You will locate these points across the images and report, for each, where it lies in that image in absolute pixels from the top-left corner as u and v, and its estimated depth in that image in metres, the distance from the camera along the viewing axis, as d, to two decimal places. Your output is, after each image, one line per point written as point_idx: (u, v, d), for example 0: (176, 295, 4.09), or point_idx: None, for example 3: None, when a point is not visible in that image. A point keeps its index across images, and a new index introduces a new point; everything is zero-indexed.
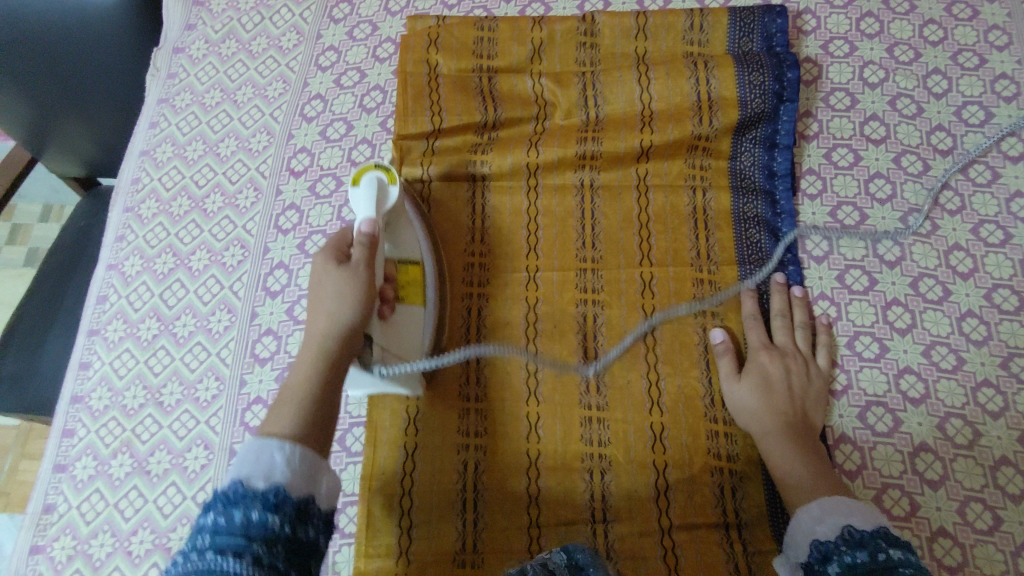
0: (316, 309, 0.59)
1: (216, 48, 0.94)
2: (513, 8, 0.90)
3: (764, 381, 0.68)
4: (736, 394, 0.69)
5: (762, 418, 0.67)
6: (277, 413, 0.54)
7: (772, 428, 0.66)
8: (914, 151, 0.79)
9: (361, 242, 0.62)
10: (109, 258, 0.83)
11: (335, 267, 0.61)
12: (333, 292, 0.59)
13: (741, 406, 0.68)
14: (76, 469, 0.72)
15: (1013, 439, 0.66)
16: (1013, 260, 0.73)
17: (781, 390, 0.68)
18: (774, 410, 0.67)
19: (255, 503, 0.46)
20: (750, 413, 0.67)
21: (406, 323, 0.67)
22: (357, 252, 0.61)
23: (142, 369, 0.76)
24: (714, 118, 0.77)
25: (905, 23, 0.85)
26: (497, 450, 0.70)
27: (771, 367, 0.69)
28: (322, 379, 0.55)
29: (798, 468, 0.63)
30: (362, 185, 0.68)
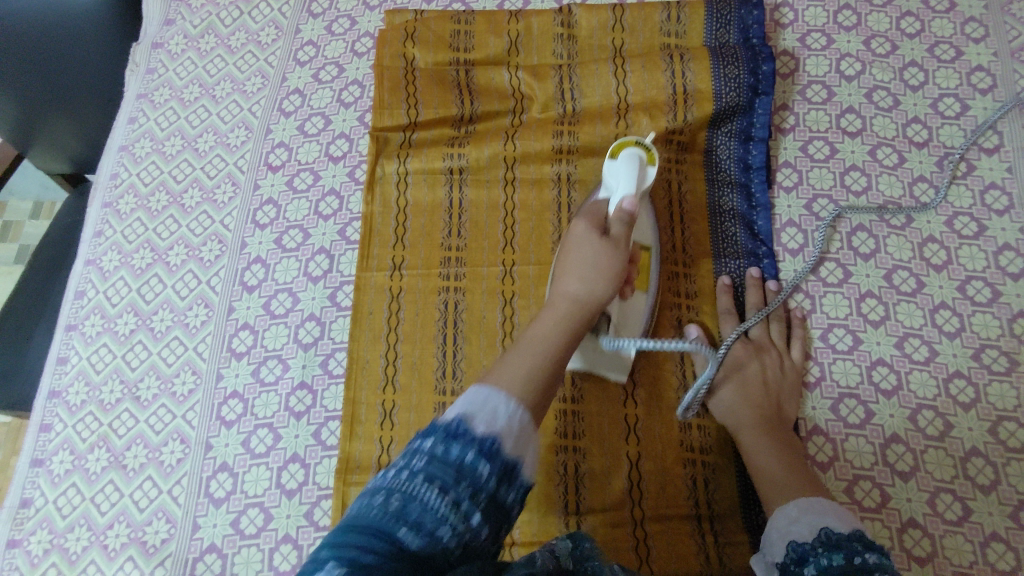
0: (573, 266, 0.60)
1: (195, 43, 0.94)
2: (491, 2, 0.90)
3: (737, 371, 0.69)
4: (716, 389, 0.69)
5: (742, 412, 0.67)
6: (504, 371, 0.49)
7: (746, 421, 0.66)
8: (890, 143, 0.79)
9: (622, 220, 0.62)
10: (87, 254, 0.83)
11: (598, 234, 0.61)
12: (591, 257, 0.59)
13: (725, 405, 0.68)
14: (53, 463, 0.72)
15: (984, 430, 0.67)
16: (986, 252, 0.73)
17: (755, 381, 0.68)
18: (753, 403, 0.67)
19: (471, 445, 0.42)
20: (729, 407, 0.68)
21: (631, 309, 0.68)
22: (619, 228, 0.62)
23: (119, 364, 0.76)
24: (689, 111, 0.77)
25: (882, 15, 0.85)
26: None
27: (745, 355, 0.70)
28: (564, 339, 0.54)
29: (775, 465, 0.62)
30: (623, 158, 0.66)
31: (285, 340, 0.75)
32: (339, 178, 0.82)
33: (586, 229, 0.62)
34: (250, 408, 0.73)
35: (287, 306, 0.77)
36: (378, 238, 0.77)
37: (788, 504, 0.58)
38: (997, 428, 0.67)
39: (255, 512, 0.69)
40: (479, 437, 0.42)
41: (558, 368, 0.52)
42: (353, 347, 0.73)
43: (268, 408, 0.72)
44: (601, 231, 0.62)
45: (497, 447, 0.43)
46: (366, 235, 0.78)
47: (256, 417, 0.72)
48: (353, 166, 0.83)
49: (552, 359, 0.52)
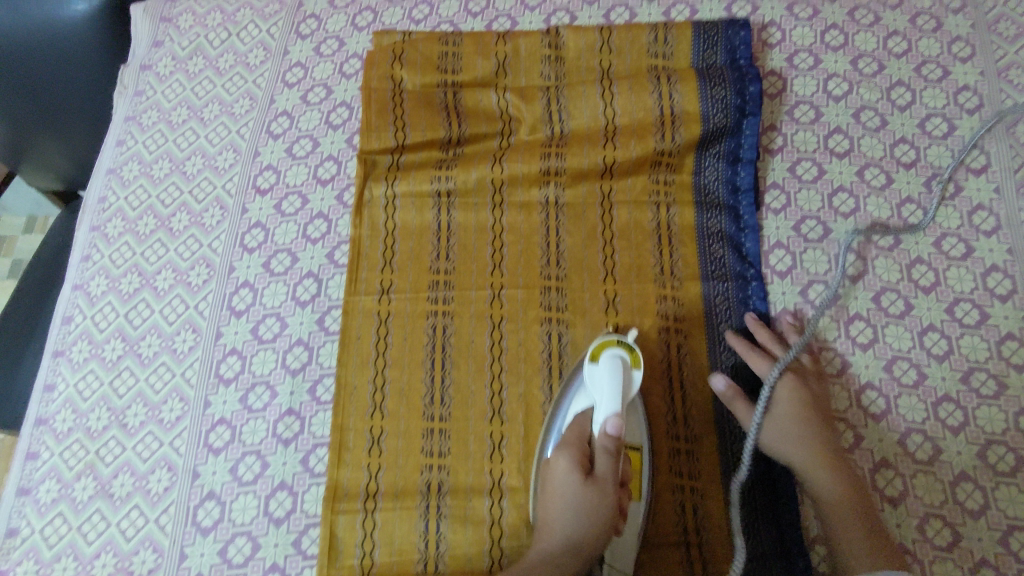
0: (557, 513, 0.61)
1: (183, 65, 0.94)
2: (480, 23, 0.90)
3: (798, 409, 0.67)
4: (780, 432, 0.66)
5: (812, 454, 0.64)
6: None
7: (810, 463, 0.64)
8: (878, 164, 0.79)
9: (606, 455, 0.64)
10: (75, 278, 0.83)
11: (581, 476, 0.63)
12: (572, 504, 0.61)
13: (791, 448, 0.65)
14: (40, 492, 0.72)
15: (972, 454, 0.66)
16: (974, 273, 0.73)
17: (818, 417, 0.66)
18: (822, 444, 0.65)
19: None
20: (798, 449, 0.65)
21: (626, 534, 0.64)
22: (604, 464, 0.63)
23: (107, 391, 0.76)
24: (676, 133, 0.77)
25: (869, 34, 0.85)
26: (459, 471, 0.69)
27: (800, 390, 0.68)
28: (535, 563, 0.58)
29: (851, 518, 0.61)
30: (603, 363, 0.67)
31: (273, 366, 0.75)
32: (327, 202, 0.82)
33: (570, 457, 0.64)
34: (238, 435, 0.72)
35: (275, 331, 0.77)
36: (366, 262, 0.77)
37: (879, 568, 0.58)
38: (986, 452, 0.66)
39: (243, 541, 0.68)
40: None
41: None
42: (341, 372, 0.73)
43: (256, 435, 0.72)
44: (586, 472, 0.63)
45: None
46: (354, 259, 0.77)
47: (243, 444, 0.72)
48: (341, 189, 0.83)
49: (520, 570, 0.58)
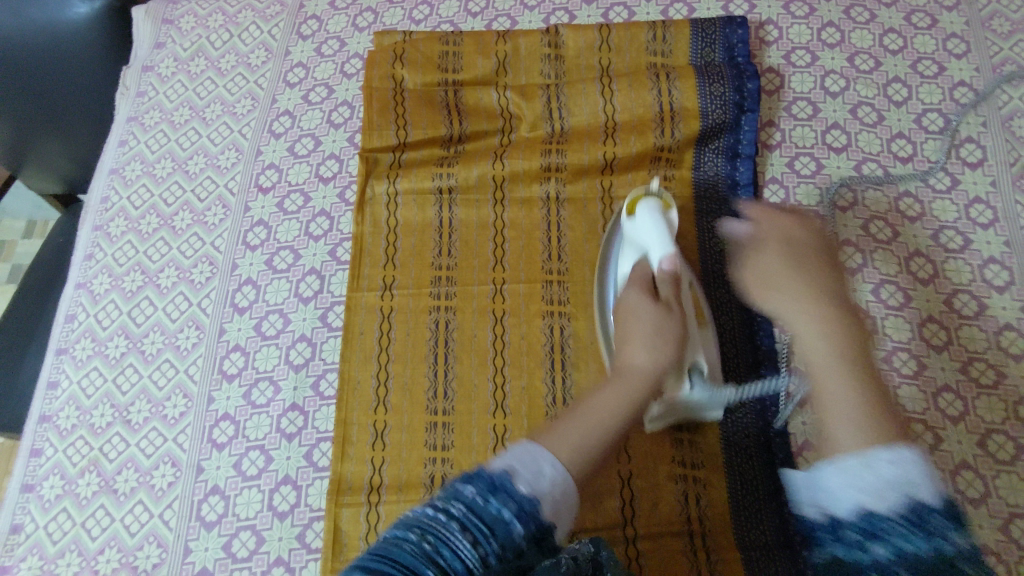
0: (635, 338, 0.58)
1: (185, 66, 0.95)
2: (479, 23, 0.91)
3: (790, 247, 0.55)
4: (762, 266, 0.54)
5: (796, 290, 0.52)
6: (565, 429, 0.49)
7: (809, 319, 0.50)
8: (875, 158, 0.80)
9: (667, 280, 0.63)
10: (78, 277, 0.83)
11: (651, 300, 0.61)
12: (647, 318, 0.59)
13: (788, 312, 0.52)
14: (43, 488, 0.72)
15: (973, 443, 0.67)
16: (972, 265, 0.74)
17: (832, 273, 0.53)
18: (809, 285, 0.52)
19: (509, 502, 0.41)
20: (784, 290, 0.52)
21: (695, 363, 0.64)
22: (668, 290, 0.63)
23: (110, 388, 0.76)
24: (675, 129, 0.78)
25: (865, 32, 0.86)
26: (463, 465, 0.69)
27: (812, 231, 0.56)
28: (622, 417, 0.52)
29: (850, 384, 0.46)
30: (641, 214, 0.68)
31: (276, 362, 0.75)
32: (329, 199, 0.83)
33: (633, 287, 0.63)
34: (242, 430, 0.73)
35: (278, 327, 0.77)
36: (369, 259, 0.78)
37: (876, 441, 0.43)
38: (986, 441, 0.67)
39: (247, 535, 0.68)
40: (521, 499, 0.41)
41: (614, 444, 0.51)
42: (344, 368, 0.73)
43: (260, 430, 0.72)
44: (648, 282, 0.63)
45: (536, 509, 0.42)
46: (356, 255, 0.78)
47: (247, 439, 0.72)
48: (343, 187, 0.83)
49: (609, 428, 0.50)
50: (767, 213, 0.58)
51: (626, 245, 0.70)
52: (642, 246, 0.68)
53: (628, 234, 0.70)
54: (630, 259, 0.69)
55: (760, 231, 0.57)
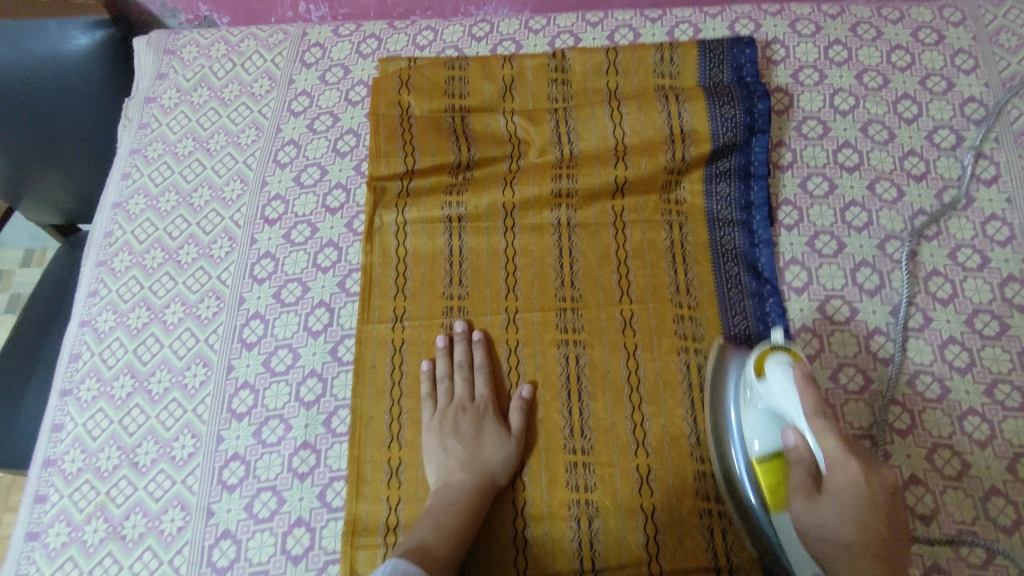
0: (430, 457, 0.69)
1: (188, 97, 0.93)
2: (484, 47, 0.90)
3: (854, 515, 0.53)
4: (815, 518, 0.55)
5: (852, 555, 0.53)
6: (415, 531, 0.63)
7: (857, 571, 0.53)
8: (888, 177, 0.79)
9: (806, 494, 0.56)
10: (82, 314, 0.81)
11: (803, 504, 0.55)
12: (819, 533, 0.54)
13: (814, 538, 0.55)
14: (49, 536, 0.70)
15: (1002, 468, 0.66)
16: (991, 284, 0.73)
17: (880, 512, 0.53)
18: (859, 526, 0.53)
19: None
20: (838, 551, 0.54)
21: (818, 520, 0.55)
22: (798, 477, 0.56)
23: (117, 430, 0.74)
24: (686, 152, 0.77)
25: (872, 49, 0.85)
26: (501, 502, 0.68)
27: (871, 492, 0.53)
28: (455, 514, 0.63)
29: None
30: (771, 375, 0.59)
31: (286, 399, 0.74)
32: (336, 230, 0.81)
33: (481, 389, 0.72)
34: (253, 470, 0.71)
35: (287, 362, 0.75)
36: (378, 289, 0.76)
37: None
38: (1015, 466, 0.65)
39: None
40: None
41: (468, 519, 0.64)
42: (356, 404, 0.71)
43: (271, 470, 0.71)
44: (812, 484, 0.55)
45: None
46: (366, 287, 0.76)
47: (259, 480, 0.70)
48: (350, 218, 0.82)
49: (446, 518, 0.63)
50: (844, 463, 0.54)
51: (756, 405, 0.62)
52: (783, 415, 0.58)
53: (762, 397, 0.61)
54: (763, 425, 0.61)
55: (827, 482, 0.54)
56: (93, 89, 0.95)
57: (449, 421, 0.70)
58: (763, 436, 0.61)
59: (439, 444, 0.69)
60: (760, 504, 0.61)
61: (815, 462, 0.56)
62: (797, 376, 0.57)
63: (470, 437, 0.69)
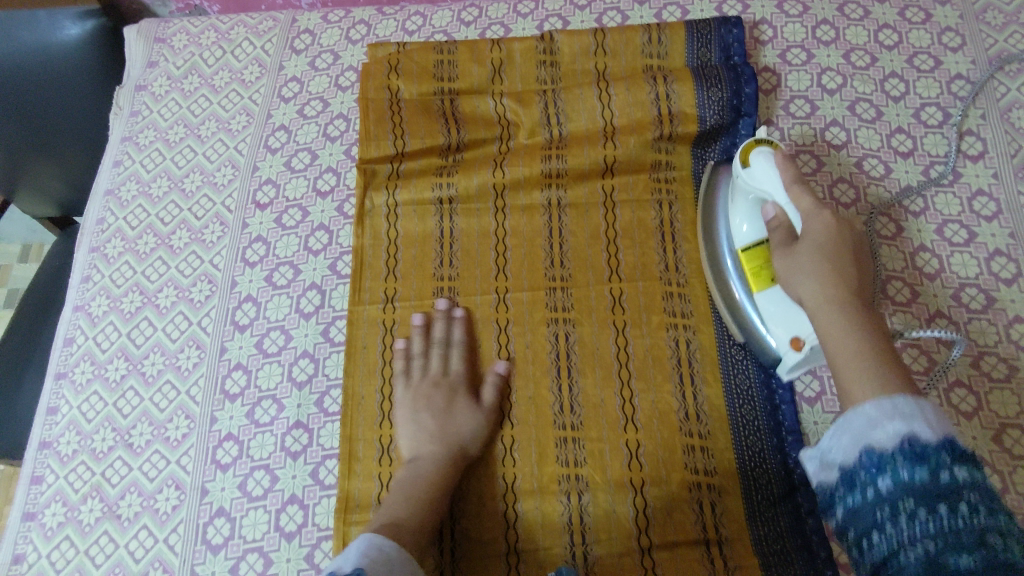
0: (402, 431, 0.69)
1: (179, 85, 0.94)
2: (473, 31, 0.91)
3: (823, 248, 0.60)
4: (789, 262, 0.63)
5: (822, 285, 0.59)
6: (387, 503, 0.64)
7: (828, 310, 0.57)
8: (875, 154, 0.79)
9: (784, 241, 0.65)
10: (76, 300, 0.82)
11: (785, 250, 0.64)
12: (795, 267, 0.62)
13: (791, 274, 0.62)
14: (45, 516, 0.71)
15: (988, 439, 0.66)
16: (978, 258, 0.73)
17: (847, 254, 0.61)
18: (830, 273, 0.59)
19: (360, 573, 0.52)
20: (809, 284, 0.60)
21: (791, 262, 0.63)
22: (779, 236, 0.65)
23: (111, 412, 0.75)
24: (674, 132, 0.78)
25: (859, 28, 0.86)
26: (483, 477, 0.69)
27: (842, 231, 0.62)
28: (428, 488, 0.65)
29: (850, 322, 0.55)
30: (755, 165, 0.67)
31: (278, 379, 0.74)
32: (327, 214, 0.82)
33: (455, 364, 0.73)
34: (246, 450, 0.71)
35: (279, 344, 0.76)
36: (370, 271, 0.77)
37: (884, 393, 0.49)
38: (1001, 436, 0.66)
39: (254, 557, 0.67)
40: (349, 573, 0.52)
41: (439, 493, 0.65)
42: (347, 384, 0.72)
43: (264, 450, 0.71)
44: (787, 237, 0.65)
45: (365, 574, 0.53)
46: (357, 269, 0.77)
47: (252, 459, 0.71)
48: (341, 201, 0.83)
49: (419, 493, 0.64)
50: (816, 214, 0.63)
51: (740, 193, 0.70)
52: (761, 193, 0.68)
53: (743, 182, 0.69)
54: (746, 212, 0.70)
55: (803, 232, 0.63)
56: (83, 75, 0.96)
57: (422, 395, 0.70)
58: (751, 224, 0.70)
59: (412, 419, 0.69)
60: (749, 294, 0.69)
61: (792, 222, 0.65)
62: (773, 157, 0.66)
63: (443, 410, 0.69)
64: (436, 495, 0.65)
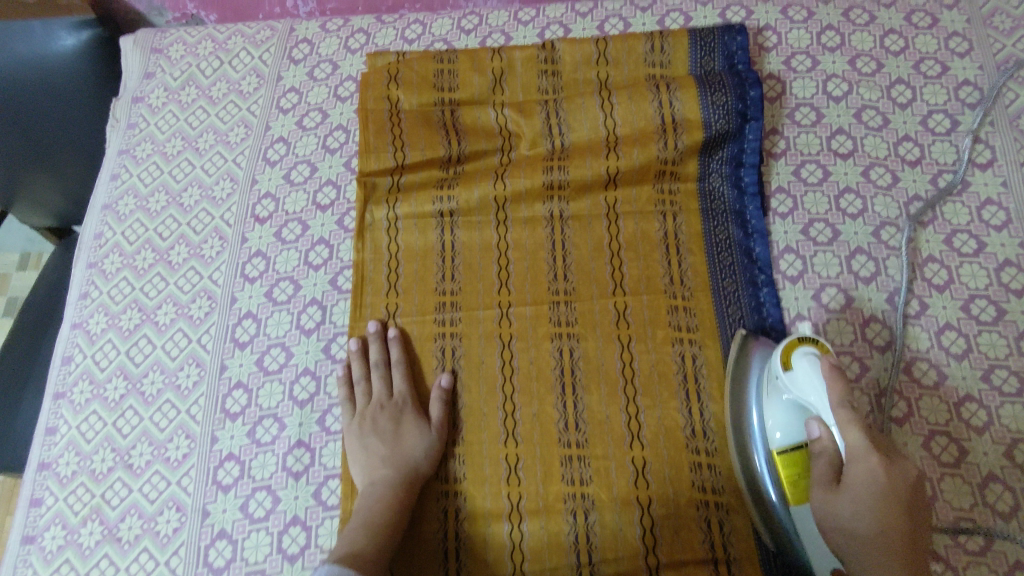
0: (353, 458, 0.68)
1: (175, 96, 0.93)
2: (473, 40, 0.89)
3: (872, 507, 0.53)
4: (832, 516, 0.55)
5: (862, 522, 0.53)
6: (346, 532, 0.63)
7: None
8: (882, 163, 0.78)
9: (824, 459, 0.57)
10: (74, 317, 0.81)
11: (827, 492, 0.56)
12: (838, 525, 0.55)
13: (844, 546, 0.55)
14: (45, 539, 0.70)
15: (999, 454, 0.65)
16: (988, 269, 0.72)
17: (904, 524, 0.52)
18: (880, 556, 0.52)
19: None
20: (847, 511, 0.54)
21: (837, 526, 0.55)
22: (821, 466, 0.57)
23: (110, 432, 0.74)
24: (678, 141, 0.76)
25: (865, 34, 0.85)
26: (475, 496, 0.68)
27: (895, 485, 0.53)
28: (384, 512, 0.64)
29: (893, 574, 0.52)
30: (798, 364, 0.60)
31: (280, 398, 0.73)
32: (327, 228, 0.81)
33: (399, 385, 0.72)
34: (247, 470, 0.71)
35: (280, 361, 0.75)
36: (371, 286, 0.76)
37: None
38: (1012, 452, 0.65)
39: None
40: None
41: (397, 516, 0.64)
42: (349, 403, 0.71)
43: (266, 470, 0.70)
44: (830, 473, 0.56)
45: None
46: (358, 284, 0.76)
47: (253, 480, 0.70)
48: (341, 215, 0.81)
49: (379, 518, 0.63)
50: (864, 458, 0.53)
51: (777, 391, 0.63)
52: (803, 399, 0.60)
53: (784, 384, 0.61)
54: (784, 411, 0.62)
55: (846, 474, 0.55)
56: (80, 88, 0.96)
57: (368, 420, 0.70)
58: (786, 426, 0.62)
59: (361, 444, 0.69)
60: (778, 489, 0.62)
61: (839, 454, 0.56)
62: (822, 364, 0.58)
63: (390, 434, 0.69)
64: (393, 519, 0.64)
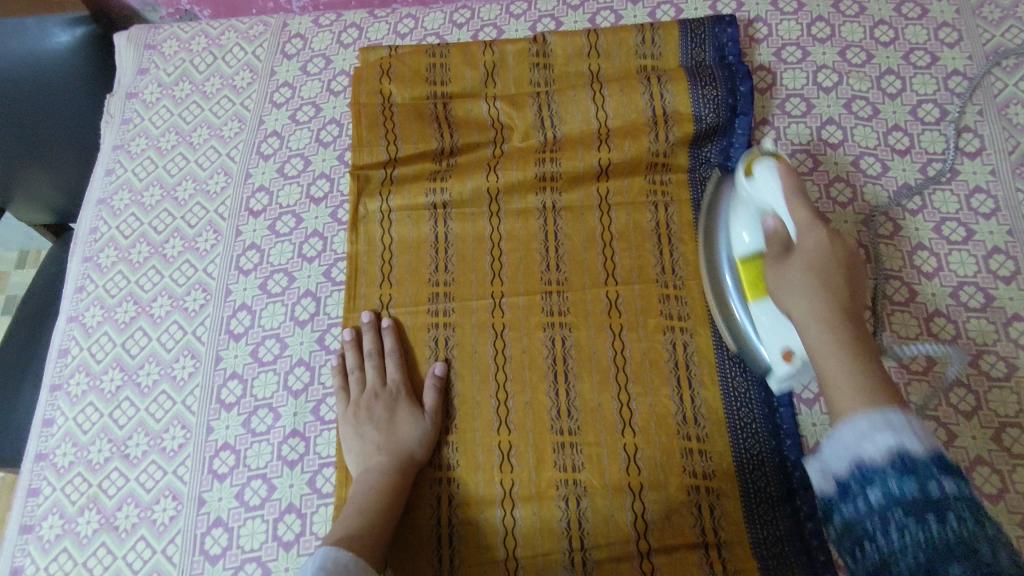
0: (349, 446, 0.69)
1: (170, 91, 0.93)
2: (466, 34, 0.90)
3: (818, 270, 0.57)
4: (783, 278, 0.59)
5: (812, 305, 0.56)
6: (342, 518, 0.64)
7: (818, 328, 0.55)
8: (872, 152, 0.79)
9: (779, 244, 0.60)
10: (70, 310, 0.82)
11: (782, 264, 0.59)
12: (791, 287, 0.57)
13: (788, 297, 0.57)
14: (42, 529, 0.71)
15: (988, 438, 0.66)
16: (976, 256, 0.73)
17: (841, 281, 0.56)
18: (821, 295, 0.56)
19: None
20: (800, 301, 0.56)
21: (788, 283, 0.58)
22: (774, 246, 0.60)
23: (107, 423, 0.75)
24: (669, 132, 0.77)
25: (855, 25, 0.85)
26: (468, 483, 0.68)
27: (836, 251, 0.57)
28: (379, 497, 0.64)
29: (841, 349, 0.53)
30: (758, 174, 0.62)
31: (274, 388, 0.74)
32: (321, 220, 0.82)
33: (393, 373, 0.72)
34: (243, 459, 0.71)
35: (275, 352, 0.76)
36: (365, 277, 0.77)
37: (869, 409, 0.47)
38: (1001, 436, 0.66)
39: (252, 567, 0.67)
40: None
41: (391, 502, 0.65)
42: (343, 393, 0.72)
43: (261, 459, 0.71)
44: (782, 249, 0.59)
45: None
46: (352, 275, 0.77)
47: (249, 468, 0.71)
48: (335, 207, 0.82)
49: (373, 504, 0.64)
50: (811, 228, 0.58)
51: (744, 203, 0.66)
52: (762, 205, 0.63)
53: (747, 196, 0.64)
54: (748, 223, 0.65)
55: (796, 245, 0.59)
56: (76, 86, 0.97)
57: (363, 408, 0.71)
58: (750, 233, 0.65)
59: (356, 433, 0.69)
60: (742, 297, 0.66)
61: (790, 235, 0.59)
62: (778, 168, 0.60)
63: (384, 422, 0.69)
64: (387, 504, 0.64)
